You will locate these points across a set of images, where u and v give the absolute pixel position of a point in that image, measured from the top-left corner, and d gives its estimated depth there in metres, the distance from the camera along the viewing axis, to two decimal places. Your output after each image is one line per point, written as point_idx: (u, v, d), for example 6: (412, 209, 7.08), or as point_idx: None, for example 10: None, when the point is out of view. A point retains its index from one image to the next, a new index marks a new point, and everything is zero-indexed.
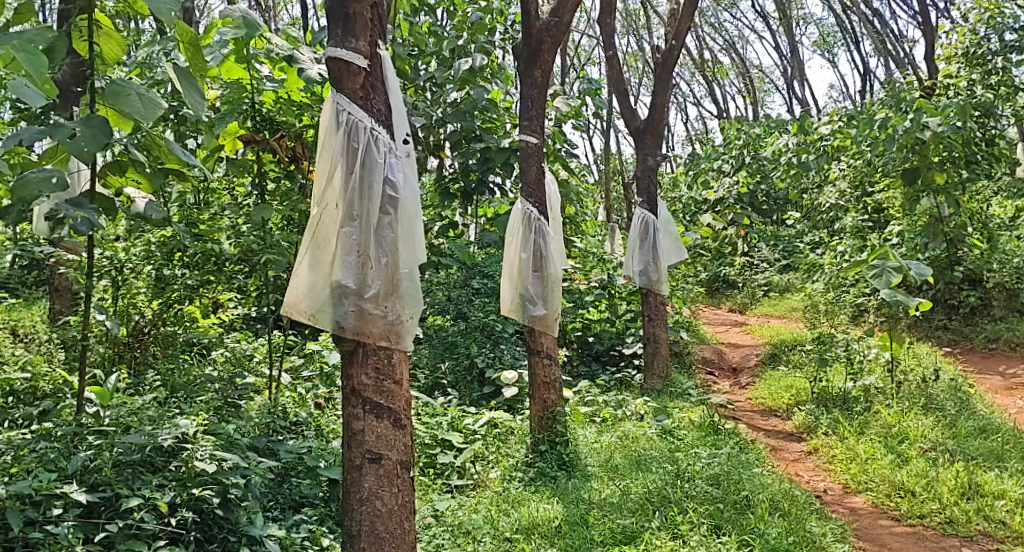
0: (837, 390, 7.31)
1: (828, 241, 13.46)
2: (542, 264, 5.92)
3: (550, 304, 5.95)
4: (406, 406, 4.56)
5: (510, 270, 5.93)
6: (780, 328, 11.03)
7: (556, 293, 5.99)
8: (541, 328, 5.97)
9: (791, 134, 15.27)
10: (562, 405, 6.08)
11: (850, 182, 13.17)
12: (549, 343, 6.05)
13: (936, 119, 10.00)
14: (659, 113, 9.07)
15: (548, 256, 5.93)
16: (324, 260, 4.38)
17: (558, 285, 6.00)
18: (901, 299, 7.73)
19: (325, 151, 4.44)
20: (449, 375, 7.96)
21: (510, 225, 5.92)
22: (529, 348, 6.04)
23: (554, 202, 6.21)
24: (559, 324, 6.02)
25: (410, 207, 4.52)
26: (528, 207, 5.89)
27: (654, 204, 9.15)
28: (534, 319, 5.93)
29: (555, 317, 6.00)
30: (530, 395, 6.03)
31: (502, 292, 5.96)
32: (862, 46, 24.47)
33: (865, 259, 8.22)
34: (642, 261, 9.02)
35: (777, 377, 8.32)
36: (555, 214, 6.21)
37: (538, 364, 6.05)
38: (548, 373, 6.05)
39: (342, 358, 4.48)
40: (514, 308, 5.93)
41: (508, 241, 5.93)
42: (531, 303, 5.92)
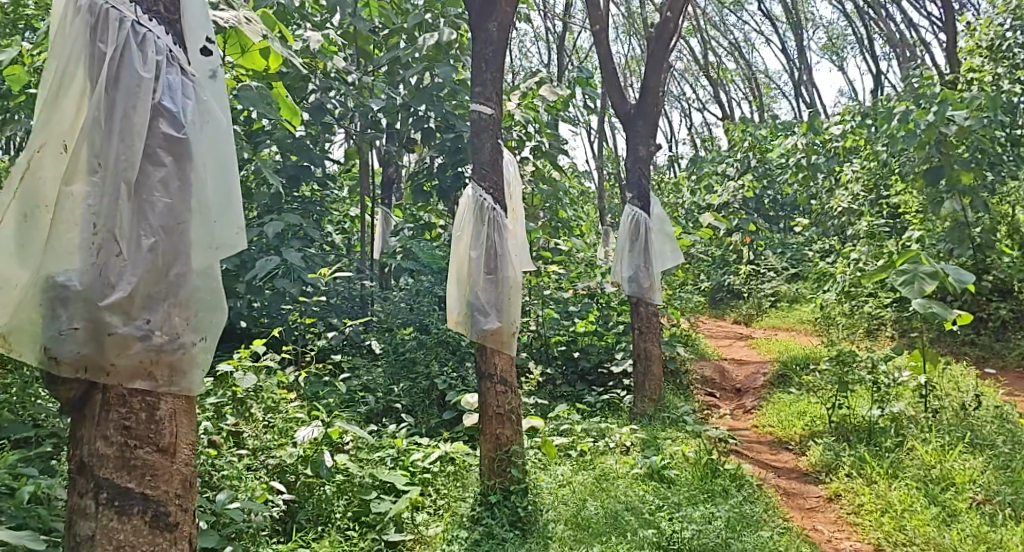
0: (861, 420, 6.19)
1: (840, 248, 12.30)
2: (497, 264, 4.76)
3: (507, 313, 4.77)
4: (176, 490, 3.46)
5: (457, 273, 4.79)
6: (790, 342, 9.89)
7: (516, 299, 4.81)
8: (493, 345, 4.78)
9: (800, 134, 14.12)
10: (519, 442, 4.88)
11: (865, 185, 11.99)
12: (505, 365, 4.84)
13: (962, 112, 8.82)
14: (652, 96, 7.93)
15: (507, 252, 4.77)
16: (42, 234, 3.32)
17: (515, 291, 4.81)
18: (936, 309, 6.56)
19: (56, 73, 3.42)
20: (404, 398, 6.76)
21: (458, 219, 4.79)
22: (478, 371, 4.84)
23: (514, 188, 5.05)
24: (518, 340, 4.82)
25: (194, 159, 3.46)
26: (478, 192, 4.76)
27: (647, 201, 7.97)
28: (485, 333, 4.75)
29: (515, 329, 4.82)
30: (479, 430, 4.84)
31: (448, 303, 4.81)
32: (872, 48, 23.40)
33: (891, 263, 7.04)
34: (632, 265, 7.86)
35: (787, 401, 7.18)
36: (515, 202, 5.05)
37: (487, 394, 4.82)
38: (509, 403, 4.86)
39: (72, 411, 3.40)
40: (462, 322, 4.76)
41: (456, 239, 4.79)
42: (481, 312, 4.74)
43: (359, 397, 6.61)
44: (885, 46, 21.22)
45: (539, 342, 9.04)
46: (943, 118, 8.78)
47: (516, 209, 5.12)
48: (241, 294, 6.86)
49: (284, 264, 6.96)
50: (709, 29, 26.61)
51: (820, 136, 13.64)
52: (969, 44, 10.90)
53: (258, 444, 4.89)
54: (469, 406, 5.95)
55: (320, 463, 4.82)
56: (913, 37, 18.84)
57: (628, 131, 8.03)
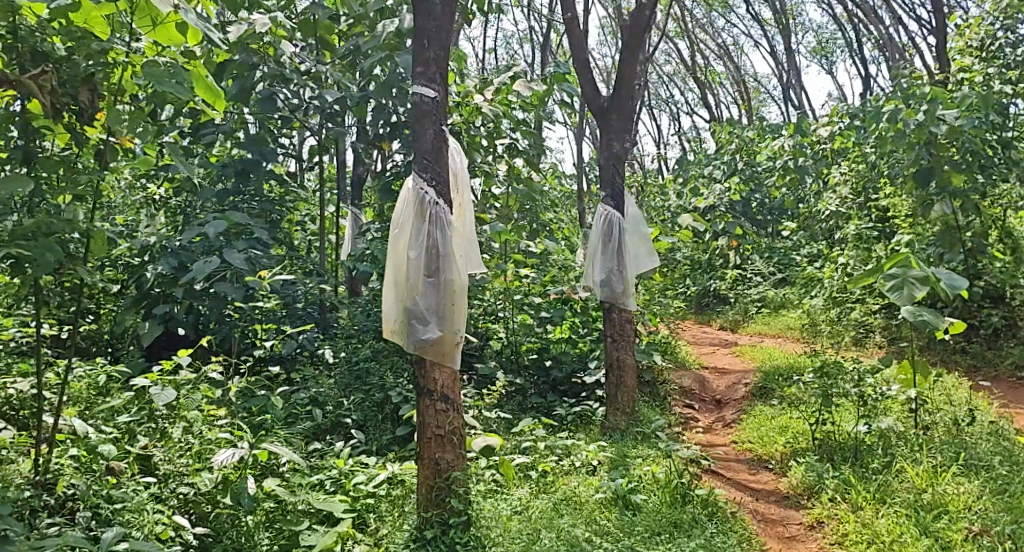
0: (846, 436, 5.73)
1: (828, 253, 11.84)
2: (439, 268, 4.48)
3: (448, 321, 4.52)
4: None
5: (396, 276, 4.51)
6: (775, 349, 9.42)
7: (460, 307, 4.55)
8: (433, 355, 4.51)
9: (787, 135, 13.66)
10: (461, 466, 4.64)
11: (854, 187, 11.52)
12: (448, 380, 4.57)
13: (953, 111, 8.37)
14: (627, 89, 7.45)
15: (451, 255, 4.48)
16: None
17: (458, 296, 4.52)
18: (926, 316, 6.10)
19: None
20: (355, 412, 6.26)
21: (396, 214, 4.48)
22: (418, 387, 4.58)
23: (463, 183, 4.75)
24: (460, 350, 4.54)
25: None
26: (419, 183, 4.46)
27: (621, 200, 7.48)
28: (423, 343, 4.49)
29: (457, 338, 4.57)
30: (416, 455, 4.60)
31: (385, 308, 4.55)
32: (862, 51, 23.02)
33: (879, 266, 6.56)
34: (605, 269, 7.37)
35: (768, 415, 6.72)
36: (464, 197, 4.75)
37: (425, 414, 4.56)
38: (452, 423, 4.59)
39: None
40: (398, 330, 4.50)
41: (394, 237, 4.50)
42: (420, 320, 4.48)
43: (305, 411, 6.12)
44: (876, 49, 20.82)
45: (508, 350, 8.57)
46: (934, 117, 8.34)
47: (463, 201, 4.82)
48: (179, 298, 6.36)
49: (226, 266, 6.46)
50: (698, 31, 26.23)
51: (807, 137, 13.19)
52: (961, 42, 10.48)
53: (171, 469, 4.56)
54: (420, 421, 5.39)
55: (241, 490, 4.37)
56: (903, 39, 18.40)
57: (600, 125, 7.56)
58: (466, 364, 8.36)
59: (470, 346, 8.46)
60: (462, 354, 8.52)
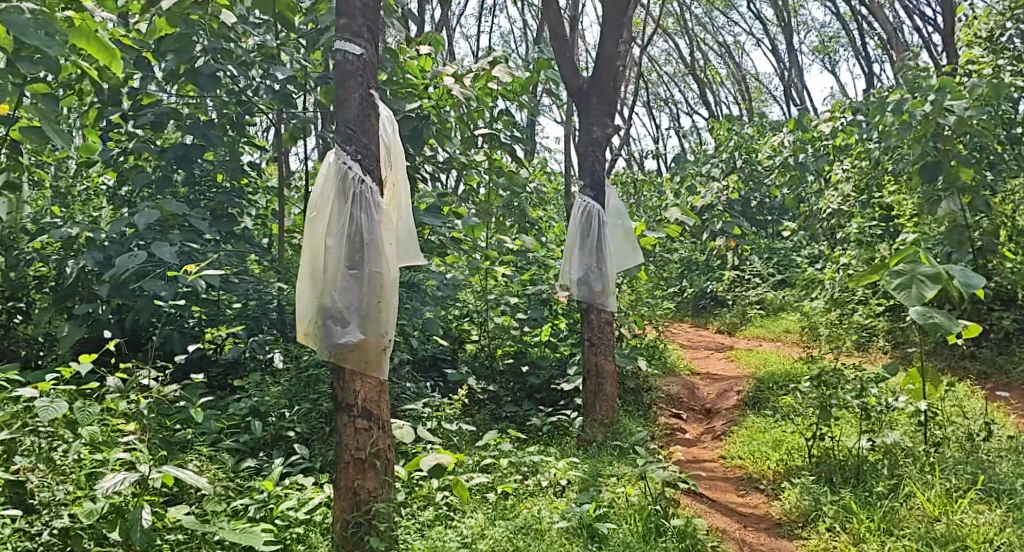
0: (846, 453, 5.12)
1: (830, 253, 11.12)
2: (362, 260, 4.23)
3: (370, 321, 4.25)
4: None
5: (314, 269, 4.28)
6: (771, 355, 8.75)
7: (385, 306, 4.28)
8: (356, 358, 4.24)
9: (786, 131, 12.97)
10: (385, 492, 4.33)
11: (857, 184, 10.83)
12: (372, 396, 4.32)
13: (962, 102, 7.70)
14: (608, 68, 6.81)
15: (376, 245, 4.24)
16: None
17: (385, 291, 4.28)
18: (938, 318, 5.43)
19: None
20: (300, 424, 5.59)
21: (315, 198, 4.27)
22: (337, 401, 4.29)
23: (396, 167, 4.55)
24: (387, 352, 4.28)
25: None
26: (341, 159, 4.25)
27: (601, 191, 6.81)
28: (340, 346, 4.22)
29: (381, 344, 4.29)
30: (334, 479, 4.30)
31: (303, 306, 4.30)
32: (866, 51, 22.29)
33: (885, 262, 5.88)
34: (583, 265, 6.69)
35: (761, 427, 6.09)
36: (398, 183, 4.53)
37: (344, 431, 4.30)
38: (375, 444, 4.32)
39: None
40: (313, 330, 4.24)
41: (312, 224, 4.28)
42: (337, 318, 4.21)
43: (242, 424, 5.50)
44: (880, 49, 20.11)
45: (481, 355, 7.92)
46: (941, 108, 7.66)
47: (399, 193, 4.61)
48: (104, 296, 5.80)
49: (156, 259, 5.85)
50: (697, 28, 25.54)
51: (808, 133, 12.53)
52: (970, 32, 9.82)
53: (47, 499, 4.18)
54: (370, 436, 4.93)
55: (133, 523, 3.96)
56: (909, 35, 17.70)
57: (579, 110, 6.93)
58: (435, 370, 7.71)
59: (440, 350, 7.81)
60: (432, 358, 7.87)
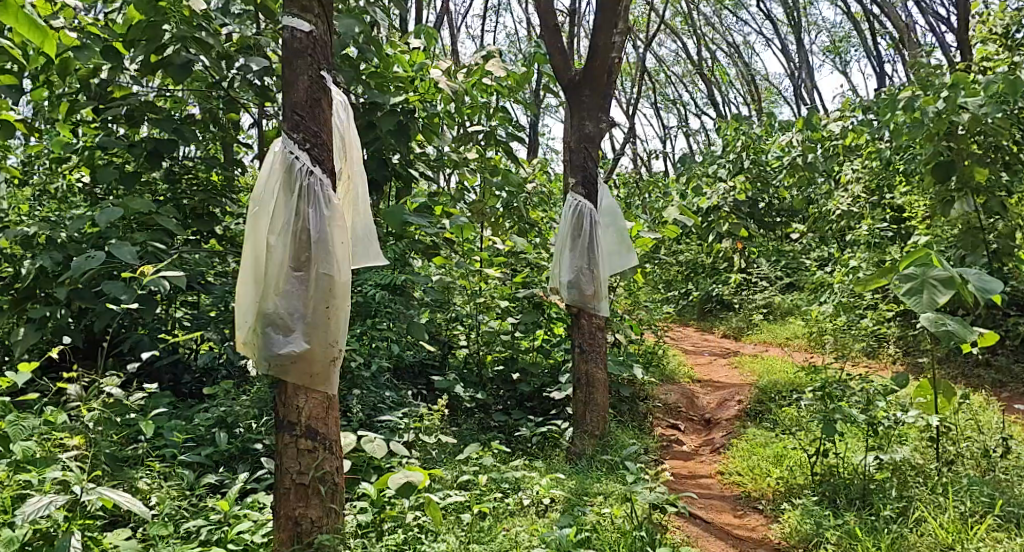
0: (851, 471, 4.78)
1: (839, 256, 10.70)
2: (308, 260, 4.14)
3: (315, 328, 4.14)
4: None
5: (257, 269, 4.17)
6: (776, 362, 8.37)
7: (335, 311, 4.17)
8: (300, 363, 4.13)
9: (794, 131, 12.56)
10: (331, 517, 4.22)
11: (868, 185, 10.50)
12: (318, 413, 4.23)
13: (977, 98, 7.29)
14: (601, 60, 6.47)
15: (322, 244, 4.15)
16: None
17: (332, 295, 4.18)
18: (950, 325, 5.04)
19: None
20: (268, 436, 5.20)
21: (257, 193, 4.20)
22: (280, 418, 4.20)
23: (347, 163, 4.45)
24: (332, 358, 4.18)
25: None
26: (287, 149, 4.19)
27: (594, 189, 6.44)
28: (281, 355, 4.10)
29: (328, 354, 4.18)
30: (275, 504, 4.18)
31: (244, 309, 4.18)
32: (878, 50, 21.81)
33: (894, 264, 5.48)
34: (573, 267, 6.32)
35: (762, 440, 5.74)
36: (349, 179, 4.44)
37: (286, 451, 4.20)
38: (319, 467, 4.21)
39: None
40: (253, 338, 4.11)
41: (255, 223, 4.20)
42: (279, 324, 4.10)
43: (207, 436, 5.16)
44: (891, 49, 19.66)
45: (470, 361, 7.57)
46: (955, 105, 7.26)
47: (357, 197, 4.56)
48: (64, 299, 5.45)
49: (119, 260, 5.49)
50: (706, 28, 25.11)
51: (818, 133, 12.12)
52: (985, 29, 9.41)
53: None
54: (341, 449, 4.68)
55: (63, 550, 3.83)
56: (922, 34, 17.26)
57: (570, 103, 6.59)
58: (422, 376, 7.36)
59: (428, 356, 7.46)
60: (420, 365, 7.52)
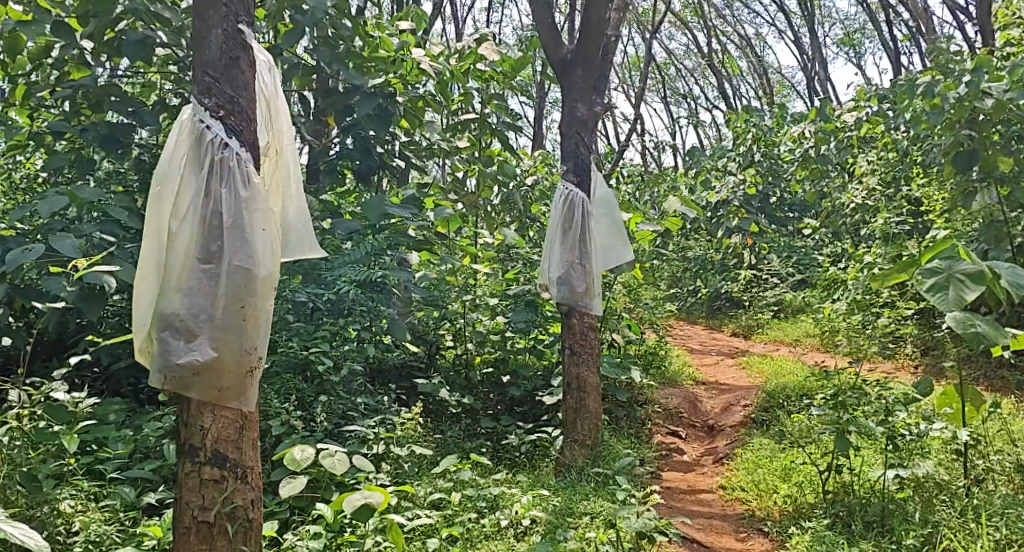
0: (867, 491, 4.33)
1: (854, 251, 10.14)
2: (217, 253, 3.75)
3: (224, 333, 3.74)
4: None
5: (159, 262, 3.78)
6: (786, 362, 7.82)
7: (248, 312, 3.77)
8: (206, 373, 3.73)
9: (806, 121, 12.00)
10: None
11: (883, 177, 10.00)
12: (228, 435, 3.82)
13: (1001, 82, 6.72)
14: (593, 37, 5.95)
15: (233, 235, 3.75)
16: None
17: (245, 294, 3.78)
18: (980, 326, 4.50)
19: None
20: None
21: (161, 173, 3.81)
22: (182, 437, 3.80)
23: (273, 137, 4.06)
24: (243, 366, 3.78)
25: None
26: (196, 119, 3.79)
27: (586, 177, 5.94)
28: (181, 364, 3.70)
29: (240, 364, 3.78)
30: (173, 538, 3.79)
31: (144, 308, 3.79)
32: (893, 42, 21.16)
33: (916, 257, 4.94)
34: (562, 261, 5.83)
35: (769, 450, 5.24)
36: (275, 156, 4.05)
37: (187, 482, 3.80)
38: (228, 501, 3.82)
39: None
40: (150, 344, 3.72)
41: (158, 209, 3.81)
42: (180, 327, 3.70)
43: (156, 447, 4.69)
44: (907, 40, 19.02)
45: (457, 363, 7.05)
46: (978, 90, 6.68)
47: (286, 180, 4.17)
48: (2, 296, 4.98)
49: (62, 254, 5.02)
50: (717, 19, 24.52)
51: (831, 123, 11.55)
52: (1009, 11, 8.82)
53: None
54: (295, 464, 4.15)
55: None
56: (940, 23, 16.64)
57: (562, 84, 6.07)
58: (404, 380, 6.86)
59: (413, 358, 6.95)
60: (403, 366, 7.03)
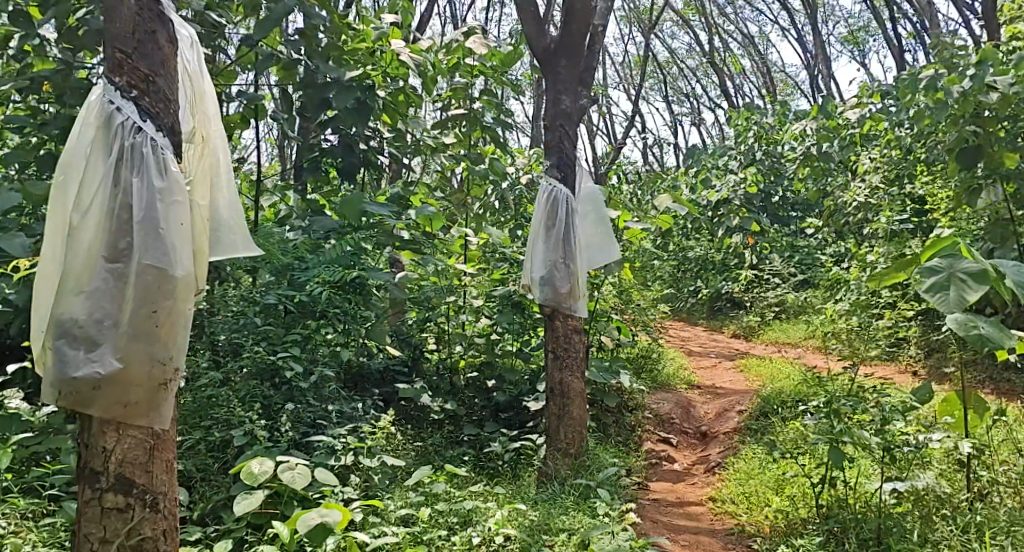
0: (863, 507, 4.12)
1: (856, 250, 9.84)
2: (124, 252, 3.45)
3: (130, 342, 3.44)
4: None
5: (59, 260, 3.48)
6: (785, 365, 7.53)
7: (159, 317, 3.47)
8: (108, 386, 3.42)
9: (808, 118, 11.69)
10: None
11: (886, 175, 9.70)
12: (134, 458, 3.52)
13: (1008, 75, 6.44)
14: (577, 26, 5.68)
15: (144, 231, 3.46)
16: None
17: (154, 299, 3.46)
18: (983, 328, 4.22)
19: None
20: (181, 459, 4.44)
21: (66, 161, 3.51)
22: (81, 460, 3.50)
23: (195, 124, 3.81)
24: (151, 380, 3.48)
25: None
26: (105, 99, 3.49)
27: (570, 172, 5.67)
28: (80, 377, 3.39)
29: (151, 376, 3.48)
30: None
31: (42, 311, 3.49)
32: (898, 40, 20.83)
33: (916, 254, 4.65)
34: (544, 262, 5.55)
35: (759, 460, 5.00)
36: (198, 144, 3.82)
37: (87, 511, 3.51)
38: (133, 532, 3.53)
39: None
40: (45, 353, 3.41)
41: (62, 202, 3.51)
42: (79, 335, 3.39)
43: None
44: (911, 38, 18.70)
45: (441, 367, 6.79)
46: (982, 83, 6.40)
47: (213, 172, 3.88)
48: None
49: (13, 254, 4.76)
50: (719, 17, 24.21)
51: (833, 120, 11.25)
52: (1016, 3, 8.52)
53: None
54: (250, 479, 3.89)
55: None
56: (945, 19, 16.31)
57: (546, 75, 5.78)
58: (386, 385, 6.60)
59: (396, 362, 6.69)
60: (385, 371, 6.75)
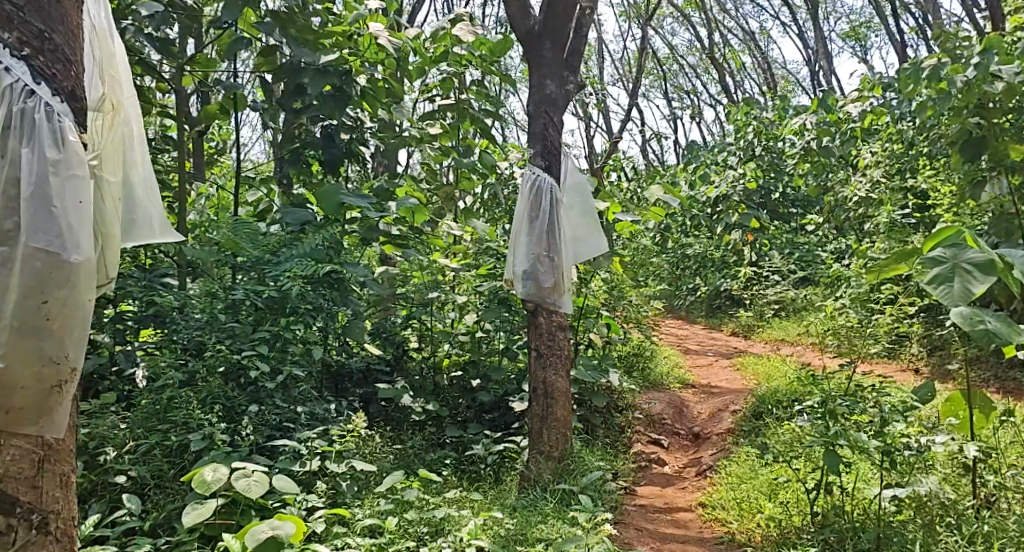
0: (860, 516, 3.89)
1: (856, 246, 9.55)
2: (12, 234, 3.17)
3: (17, 336, 3.15)
4: None
5: None
6: (784, 364, 7.23)
7: (51, 307, 3.18)
8: None
9: (807, 112, 11.39)
10: None
11: (888, 169, 9.41)
12: (19, 473, 3.17)
13: (1014, 63, 6.14)
14: (562, 7, 5.40)
15: (35, 210, 3.17)
16: None
17: (43, 286, 3.17)
18: (990, 323, 3.95)
19: None
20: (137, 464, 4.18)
21: None
22: None
23: (103, 89, 3.58)
24: (39, 377, 3.19)
25: None
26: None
27: (554, 160, 5.39)
28: None
29: (42, 374, 3.19)
30: None
31: None
32: (900, 35, 20.52)
33: (918, 245, 4.37)
34: (527, 255, 5.26)
35: (752, 464, 4.74)
36: (108, 110, 3.59)
37: None
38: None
39: None
40: None
41: None
42: None
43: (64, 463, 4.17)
44: (914, 32, 18.38)
45: (424, 366, 6.51)
46: (988, 71, 6.09)
47: (126, 143, 3.69)
48: None
49: None
50: (719, 13, 23.91)
51: (833, 114, 10.95)
52: None
53: None
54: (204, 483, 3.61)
55: None
56: (947, 15, 16.04)
57: (528, 58, 5.52)
58: (366, 386, 6.32)
59: (377, 361, 6.42)
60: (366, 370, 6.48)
